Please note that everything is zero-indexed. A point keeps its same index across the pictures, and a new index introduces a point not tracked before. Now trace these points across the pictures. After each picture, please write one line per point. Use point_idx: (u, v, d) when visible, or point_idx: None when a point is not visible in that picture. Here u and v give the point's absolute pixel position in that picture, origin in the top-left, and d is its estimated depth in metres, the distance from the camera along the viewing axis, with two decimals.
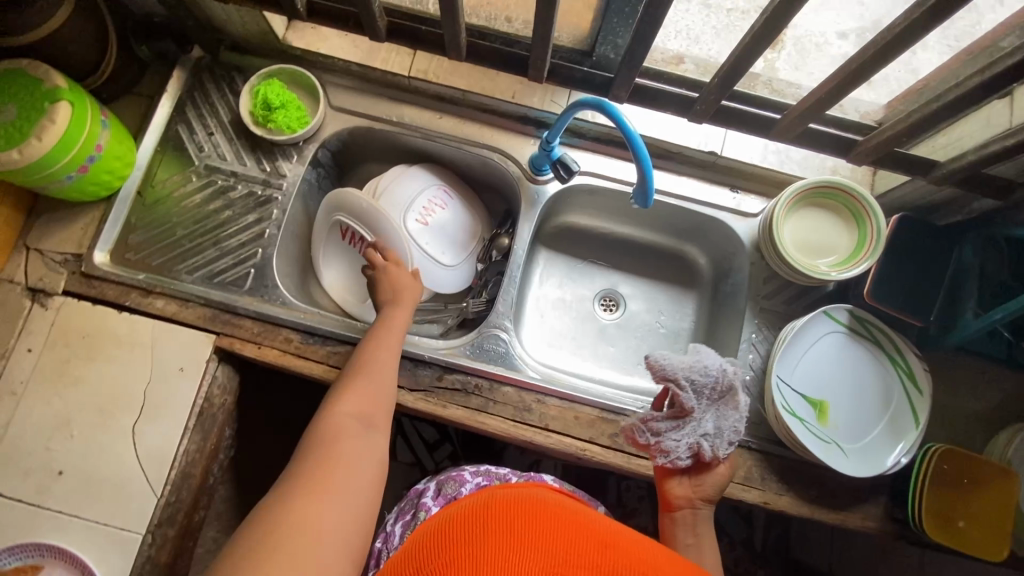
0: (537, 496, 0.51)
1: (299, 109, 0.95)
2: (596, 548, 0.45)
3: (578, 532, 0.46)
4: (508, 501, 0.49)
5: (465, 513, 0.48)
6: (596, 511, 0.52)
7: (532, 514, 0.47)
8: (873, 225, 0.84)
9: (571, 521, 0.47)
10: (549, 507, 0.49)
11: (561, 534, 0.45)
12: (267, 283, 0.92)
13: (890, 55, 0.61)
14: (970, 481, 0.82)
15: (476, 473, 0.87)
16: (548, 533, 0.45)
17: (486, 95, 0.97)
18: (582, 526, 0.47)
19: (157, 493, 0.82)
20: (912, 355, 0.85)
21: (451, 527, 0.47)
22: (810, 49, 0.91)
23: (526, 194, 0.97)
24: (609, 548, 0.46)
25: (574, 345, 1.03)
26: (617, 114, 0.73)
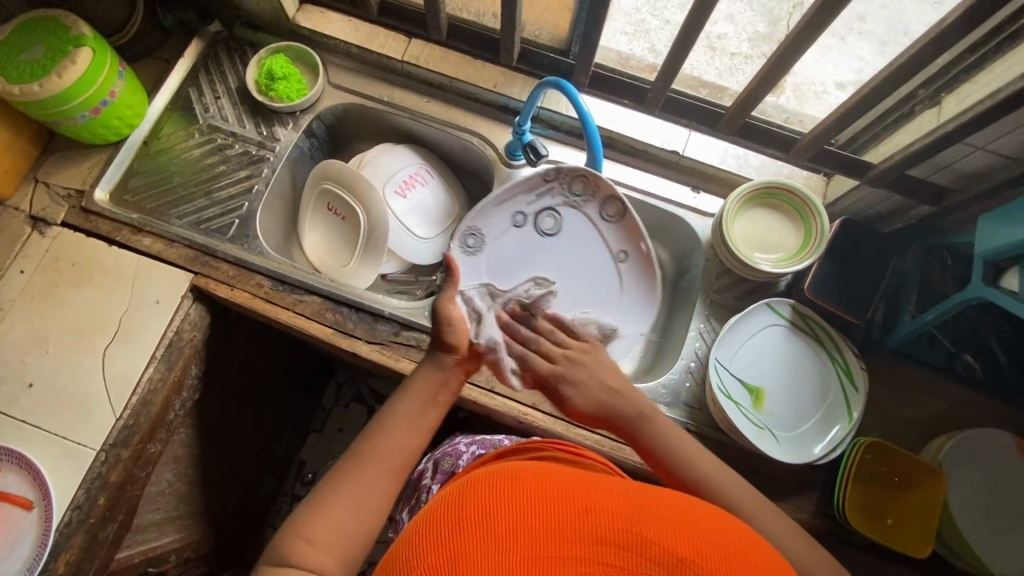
0: (500, 475, 0.47)
1: (299, 82, 1.04)
2: (576, 517, 0.42)
3: (548, 505, 0.43)
4: (470, 493, 0.45)
5: (432, 517, 0.45)
6: (573, 476, 0.49)
7: (495, 497, 0.44)
8: (817, 222, 0.89)
9: (537, 493, 0.44)
10: (511, 482, 0.45)
11: (534, 514, 0.42)
12: (249, 234, 0.99)
13: (801, 49, 0.67)
14: (901, 479, 0.83)
15: (470, 443, 0.90)
16: (517, 516, 0.42)
17: (470, 83, 1.03)
18: (558, 498, 0.44)
19: (117, 413, 0.87)
20: (849, 352, 0.87)
21: (422, 533, 0.43)
22: (810, 96, 1.00)
23: (499, 176, 1.03)
24: (591, 514, 0.42)
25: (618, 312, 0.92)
26: (574, 96, 0.79)
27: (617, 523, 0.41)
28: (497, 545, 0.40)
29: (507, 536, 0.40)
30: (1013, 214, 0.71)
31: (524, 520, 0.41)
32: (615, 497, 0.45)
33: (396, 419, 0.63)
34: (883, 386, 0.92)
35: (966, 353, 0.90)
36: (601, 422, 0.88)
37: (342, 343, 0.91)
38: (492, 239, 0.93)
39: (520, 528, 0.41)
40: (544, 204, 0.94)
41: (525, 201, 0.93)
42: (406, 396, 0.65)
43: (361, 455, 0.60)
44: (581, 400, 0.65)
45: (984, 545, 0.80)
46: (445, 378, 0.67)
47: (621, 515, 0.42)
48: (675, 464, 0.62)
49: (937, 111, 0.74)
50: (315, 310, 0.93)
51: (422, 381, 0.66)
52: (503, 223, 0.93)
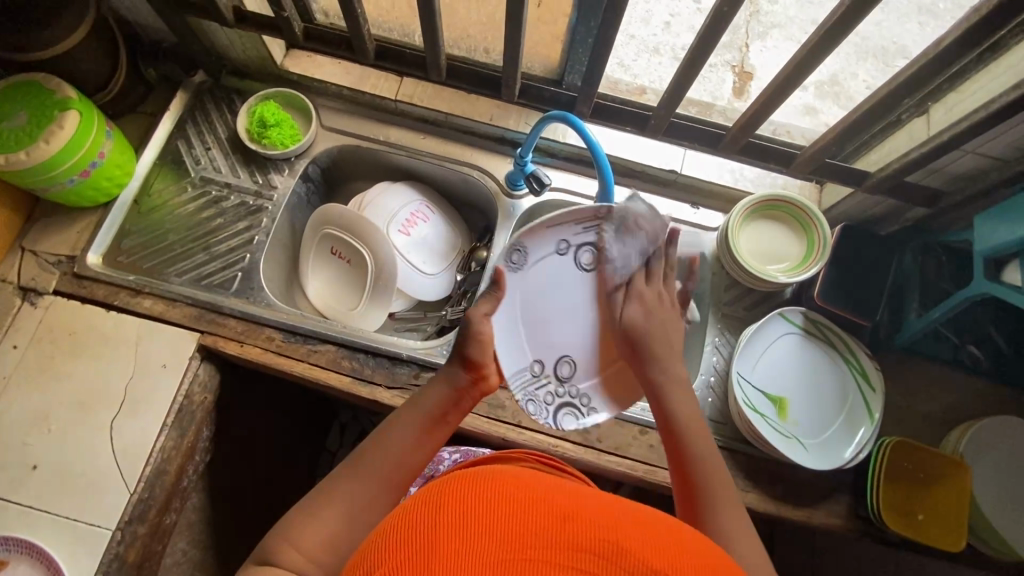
0: (486, 469, 0.42)
1: (292, 127, 1.03)
2: (553, 522, 0.36)
3: (531, 504, 0.37)
4: (455, 481, 0.40)
5: (408, 503, 0.40)
6: (562, 481, 0.44)
7: (479, 487, 0.39)
8: (819, 231, 0.92)
9: (519, 489, 0.39)
10: (499, 479, 0.40)
11: (507, 512, 0.37)
12: (253, 285, 0.96)
13: (803, 74, 0.69)
14: (925, 475, 0.85)
15: (453, 452, 0.87)
16: (495, 514, 0.36)
17: (466, 118, 1.04)
18: (544, 499, 0.38)
19: (130, 488, 0.83)
20: (863, 355, 0.90)
21: (391, 524, 0.38)
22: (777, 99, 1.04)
23: (502, 208, 1.03)
24: (573, 518, 0.37)
25: None
26: (582, 128, 0.80)
27: (599, 529, 0.36)
28: (468, 541, 0.35)
29: (480, 530, 0.35)
30: (1010, 213, 0.74)
31: (501, 513, 0.36)
32: (602, 501, 0.40)
33: (402, 428, 0.61)
34: (895, 382, 0.94)
35: (969, 343, 0.94)
36: (630, 447, 0.88)
37: (363, 390, 0.89)
38: (530, 265, 0.76)
39: (494, 522, 0.36)
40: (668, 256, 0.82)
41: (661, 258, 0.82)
42: (414, 412, 0.63)
43: (362, 459, 0.59)
44: (638, 318, 0.70)
45: (1011, 529, 0.83)
46: (455, 398, 0.66)
47: (609, 521, 0.37)
48: (689, 450, 0.60)
49: (927, 120, 0.78)
50: (329, 359, 0.91)
51: (435, 395, 0.65)
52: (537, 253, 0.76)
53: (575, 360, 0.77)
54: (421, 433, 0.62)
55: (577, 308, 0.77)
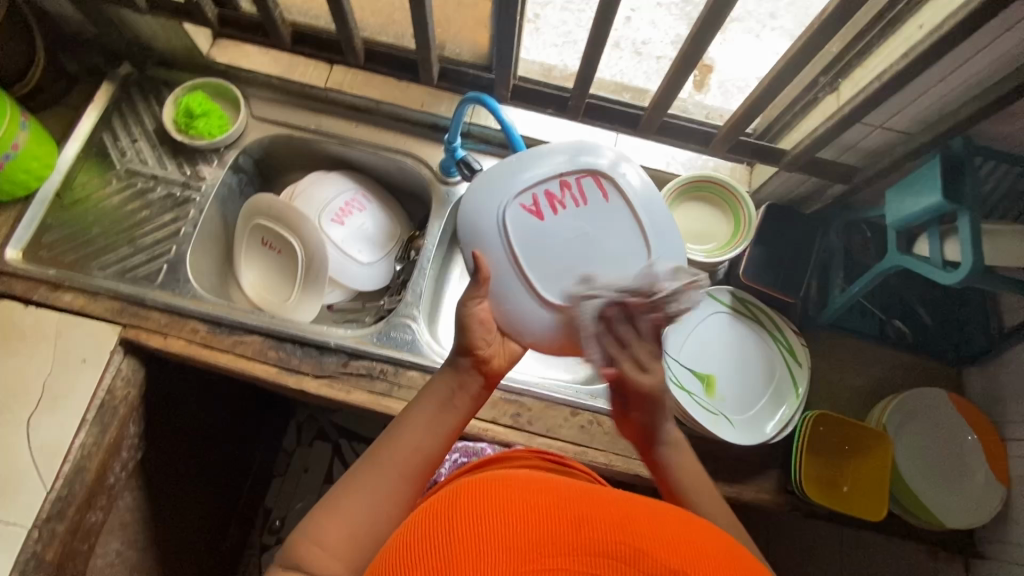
0: (490, 482, 0.42)
1: (220, 117, 1.01)
2: (571, 528, 0.37)
3: (546, 513, 0.38)
4: (459, 499, 0.40)
5: (422, 526, 0.39)
6: (566, 483, 0.44)
7: (491, 500, 0.39)
8: (745, 209, 0.93)
9: (530, 501, 0.39)
10: (508, 488, 0.40)
11: (525, 523, 0.37)
12: (179, 278, 0.94)
13: (701, 50, 0.70)
14: (850, 448, 0.86)
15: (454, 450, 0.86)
16: (509, 528, 0.36)
17: (397, 105, 1.04)
18: (555, 508, 0.38)
19: (48, 486, 0.82)
20: (790, 332, 0.91)
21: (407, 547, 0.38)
22: (734, 91, 0.98)
23: (437, 195, 1.03)
24: (585, 524, 0.37)
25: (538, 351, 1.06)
26: (496, 110, 0.80)
27: (612, 533, 0.37)
28: (491, 552, 0.35)
29: (499, 543, 0.35)
30: (914, 185, 0.75)
31: (516, 526, 0.36)
32: (611, 505, 0.40)
33: (410, 421, 0.59)
34: (824, 358, 0.96)
35: (894, 319, 0.96)
36: (561, 429, 0.88)
37: (289, 380, 0.88)
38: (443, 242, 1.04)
39: (511, 535, 0.36)
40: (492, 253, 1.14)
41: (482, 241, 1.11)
42: (423, 400, 0.61)
43: (374, 461, 0.56)
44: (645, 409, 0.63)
45: (933, 500, 0.84)
46: (462, 382, 0.63)
47: (619, 525, 0.38)
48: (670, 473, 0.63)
49: (836, 96, 0.79)
50: (255, 350, 0.89)
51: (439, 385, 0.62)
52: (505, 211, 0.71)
53: None
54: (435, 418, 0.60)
55: None
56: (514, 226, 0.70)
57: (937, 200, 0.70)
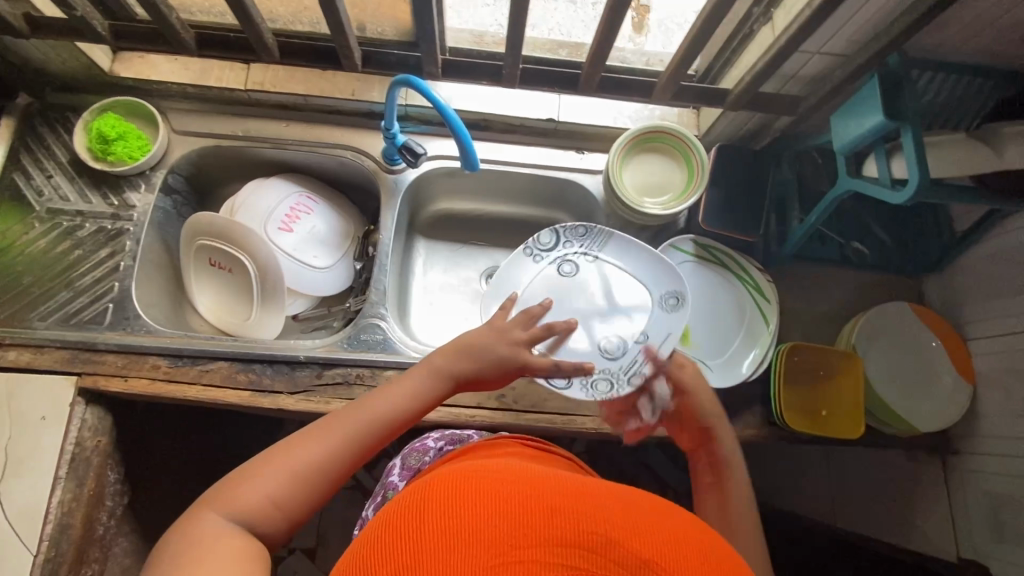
0: (473, 476, 0.45)
1: (140, 138, 0.95)
2: (542, 519, 0.40)
3: (524, 509, 0.41)
4: (436, 494, 0.43)
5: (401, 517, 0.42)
6: (547, 476, 0.47)
7: (474, 498, 0.42)
8: (697, 156, 0.92)
9: (503, 496, 0.42)
10: (489, 484, 0.44)
11: (505, 515, 0.40)
12: (129, 315, 0.90)
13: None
14: (824, 373, 0.89)
15: (440, 439, 0.82)
16: (487, 523, 0.39)
17: (326, 97, 0.98)
18: (534, 502, 0.42)
19: (33, 550, 0.79)
20: (755, 270, 0.92)
21: (389, 535, 0.40)
22: (674, 28, 0.86)
23: (385, 186, 0.99)
24: (556, 514, 0.41)
25: None
26: (426, 90, 0.75)
27: (581, 523, 0.40)
28: (466, 544, 0.38)
29: (477, 538, 0.38)
30: (856, 108, 0.75)
31: (497, 518, 0.40)
32: (585, 497, 0.44)
33: (368, 403, 0.62)
34: (792, 289, 0.98)
35: (854, 241, 0.98)
36: (548, 402, 0.88)
37: (263, 401, 0.85)
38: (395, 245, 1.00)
39: (488, 530, 0.39)
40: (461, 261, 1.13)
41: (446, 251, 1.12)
42: (392, 387, 0.65)
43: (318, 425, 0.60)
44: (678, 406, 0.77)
45: (907, 410, 0.88)
46: (437, 385, 0.66)
47: (589, 517, 0.41)
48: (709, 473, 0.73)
49: (770, 28, 0.77)
50: (223, 376, 0.86)
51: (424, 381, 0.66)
52: (677, 320, 0.86)
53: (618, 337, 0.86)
54: (393, 406, 0.63)
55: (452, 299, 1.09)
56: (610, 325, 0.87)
57: (880, 118, 0.70)
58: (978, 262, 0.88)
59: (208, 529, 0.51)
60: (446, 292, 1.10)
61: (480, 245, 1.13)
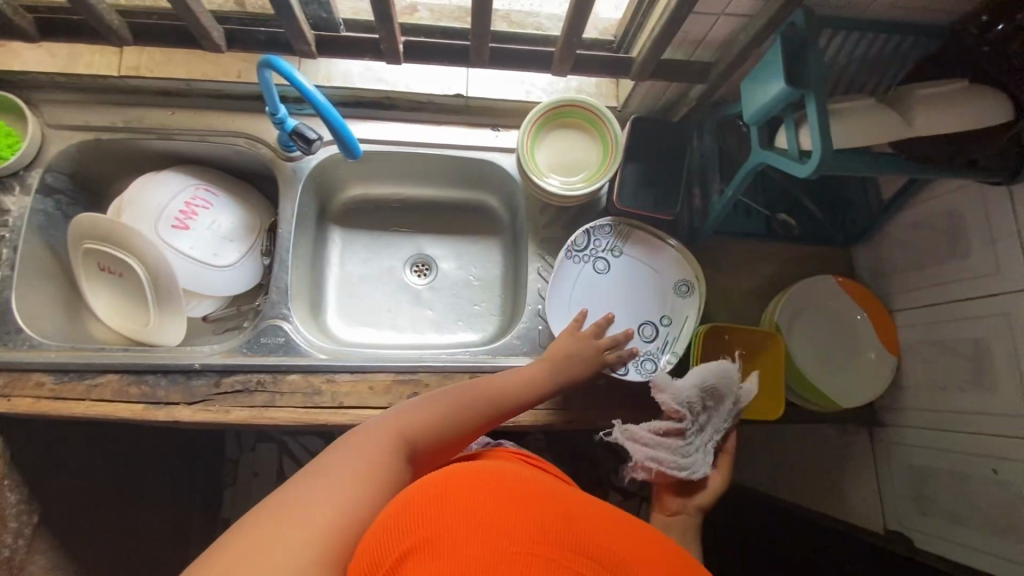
0: (499, 473, 0.47)
1: (8, 134, 0.86)
2: (559, 522, 0.42)
3: (543, 510, 0.42)
4: (464, 478, 0.44)
5: (416, 493, 0.43)
6: (564, 489, 0.49)
7: (500, 490, 0.43)
8: (610, 130, 0.87)
9: (531, 500, 0.43)
10: (512, 483, 0.45)
11: (526, 510, 0.41)
12: (10, 329, 0.84)
13: None
14: (746, 353, 0.85)
15: None
16: (509, 512, 0.41)
17: (209, 80, 0.90)
18: (552, 508, 0.43)
19: None
20: (676, 247, 0.88)
21: (419, 496, 0.42)
22: None
23: (283, 175, 0.92)
24: (573, 522, 0.42)
25: (430, 327, 1.03)
26: (288, 74, 0.69)
27: (594, 537, 0.42)
28: (489, 526, 0.39)
29: (500, 523, 0.40)
30: (761, 75, 0.69)
31: (522, 512, 0.41)
32: (595, 515, 0.45)
33: (498, 380, 0.68)
34: (720, 266, 0.94)
35: (780, 213, 0.94)
36: None
37: (157, 414, 0.80)
38: (299, 237, 0.94)
39: (512, 518, 0.40)
40: (382, 250, 1.07)
41: (366, 241, 1.07)
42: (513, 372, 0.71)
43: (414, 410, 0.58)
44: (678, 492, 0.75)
45: (829, 386, 0.85)
46: (558, 366, 0.74)
47: (599, 533, 0.42)
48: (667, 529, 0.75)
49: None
50: (115, 390, 0.81)
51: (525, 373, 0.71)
52: (687, 304, 0.86)
53: (646, 324, 0.86)
54: (518, 384, 0.69)
55: (375, 291, 1.04)
56: (630, 313, 0.87)
57: (782, 86, 0.64)
58: (903, 231, 0.85)
59: (375, 452, 0.50)
60: (368, 284, 1.05)
61: (401, 232, 1.08)
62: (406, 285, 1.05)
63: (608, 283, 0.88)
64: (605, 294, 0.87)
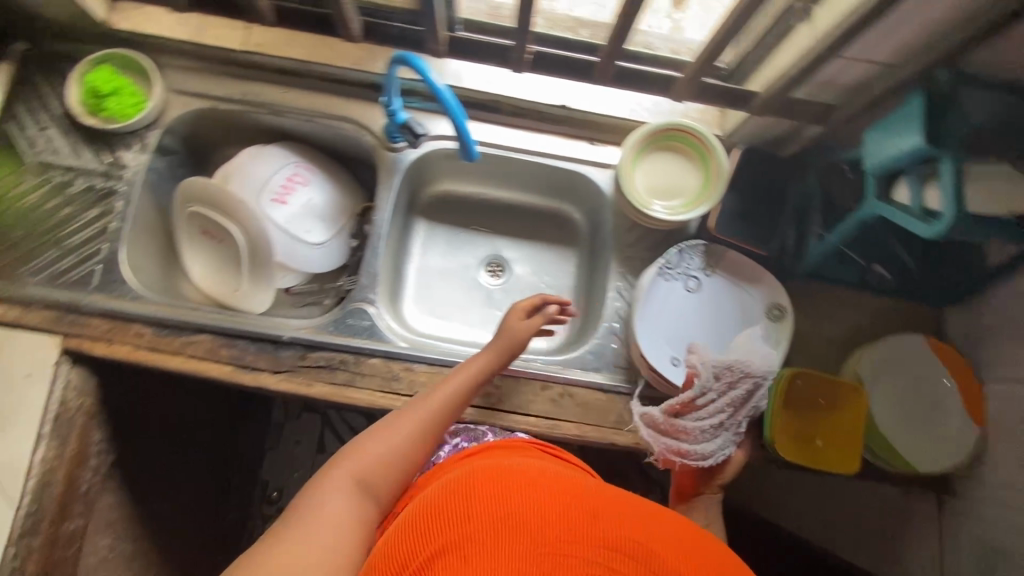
0: (522, 472, 0.50)
1: (134, 95, 0.92)
2: (584, 517, 0.44)
3: (568, 508, 0.45)
4: (486, 483, 0.48)
5: (444, 500, 0.47)
6: (588, 483, 0.51)
7: (527, 489, 0.47)
8: (715, 159, 0.86)
9: (557, 499, 0.46)
10: (537, 482, 0.48)
11: (551, 510, 0.44)
12: (116, 278, 0.88)
13: None
14: (825, 401, 0.85)
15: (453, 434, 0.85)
16: (534, 513, 0.44)
17: (330, 65, 0.94)
18: (576, 505, 0.46)
19: (17, 502, 0.81)
20: (768, 283, 0.86)
21: (445, 506, 0.46)
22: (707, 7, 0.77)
23: (383, 163, 0.95)
24: (599, 516, 0.45)
25: (499, 328, 1.04)
26: (420, 69, 0.71)
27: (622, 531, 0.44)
28: (517, 527, 0.42)
29: (527, 522, 0.43)
30: (891, 127, 0.68)
31: (547, 512, 0.44)
32: (621, 508, 0.48)
33: (464, 378, 0.70)
34: (804, 309, 0.92)
35: (875, 263, 0.92)
36: (532, 405, 0.86)
37: (244, 378, 0.84)
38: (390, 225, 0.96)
39: (536, 517, 0.43)
40: (460, 247, 1.09)
41: (447, 236, 1.08)
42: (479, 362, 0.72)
43: (407, 409, 0.64)
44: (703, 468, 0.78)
45: (907, 446, 0.84)
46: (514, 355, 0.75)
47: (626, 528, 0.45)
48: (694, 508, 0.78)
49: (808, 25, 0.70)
50: (207, 349, 0.85)
51: (496, 357, 0.74)
52: (780, 331, 0.85)
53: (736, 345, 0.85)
54: (478, 378, 0.70)
55: (450, 286, 1.06)
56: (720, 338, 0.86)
57: (918, 141, 0.64)
58: None
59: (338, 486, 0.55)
60: (444, 277, 1.06)
61: (481, 230, 1.09)
62: (480, 284, 1.07)
63: (697, 306, 0.87)
64: (692, 317, 0.87)
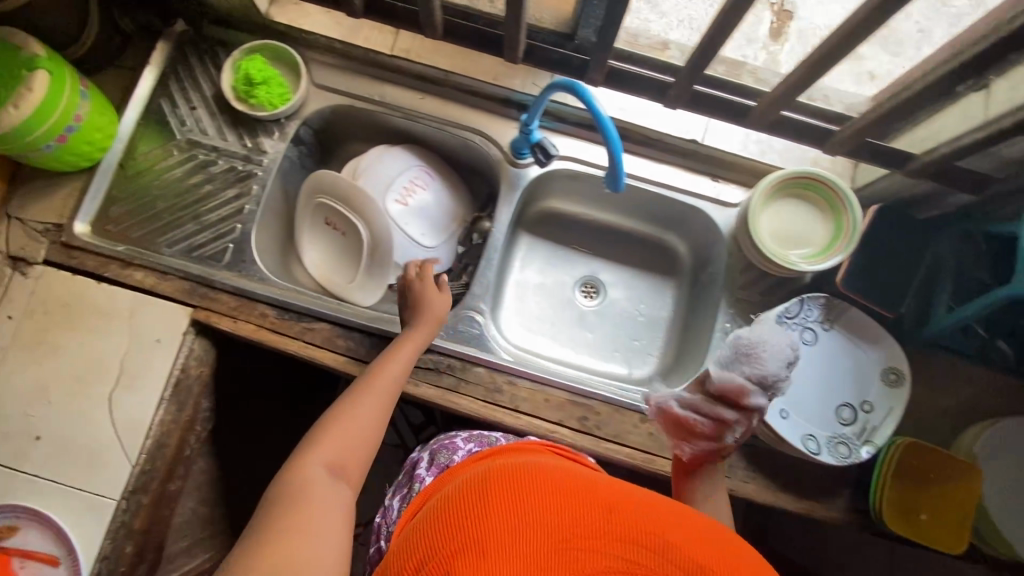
0: (525, 468, 0.50)
1: (281, 86, 0.96)
2: (600, 514, 0.44)
3: (578, 506, 0.44)
4: (490, 486, 0.47)
5: (458, 498, 0.47)
6: (596, 478, 0.51)
7: (534, 488, 0.46)
8: (848, 215, 0.85)
9: (568, 497, 0.45)
10: (536, 478, 0.48)
11: (559, 506, 0.44)
12: (246, 259, 0.93)
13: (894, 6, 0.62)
14: (935, 476, 0.81)
15: (468, 439, 0.80)
16: (545, 514, 0.43)
17: (468, 77, 0.97)
18: (585, 500, 0.45)
19: (131, 461, 0.83)
20: (888, 345, 0.85)
21: (449, 514, 0.45)
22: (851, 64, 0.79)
23: (506, 177, 0.97)
24: (614, 511, 0.45)
25: (589, 350, 1.04)
26: (588, 97, 0.73)
27: (640, 524, 0.44)
28: (522, 531, 0.42)
29: (532, 522, 0.42)
30: None
31: (558, 509, 0.44)
32: (635, 501, 0.47)
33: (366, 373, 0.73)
34: (915, 375, 0.90)
35: (997, 338, 0.89)
36: (630, 435, 0.86)
37: (356, 369, 0.86)
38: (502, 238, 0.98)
39: (543, 515, 0.43)
40: (557, 265, 1.10)
41: (546, 253, 1.10)
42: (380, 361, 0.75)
43: (366, 389, 0.70)
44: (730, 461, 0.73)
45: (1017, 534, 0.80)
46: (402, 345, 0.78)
47: (642, 522, 0.44)
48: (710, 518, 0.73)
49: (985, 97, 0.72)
50: (324, 338, 0.88)
51: (424, 336, 0.80)
52: (896, 397, 0.83)
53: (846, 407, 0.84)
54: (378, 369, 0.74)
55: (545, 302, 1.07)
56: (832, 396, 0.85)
57: None
58: None
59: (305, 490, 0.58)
60: (540, 293, 1.08)
61: (580, 251, 1.10)
62: (574, 304, 1.07)
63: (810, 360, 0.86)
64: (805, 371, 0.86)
